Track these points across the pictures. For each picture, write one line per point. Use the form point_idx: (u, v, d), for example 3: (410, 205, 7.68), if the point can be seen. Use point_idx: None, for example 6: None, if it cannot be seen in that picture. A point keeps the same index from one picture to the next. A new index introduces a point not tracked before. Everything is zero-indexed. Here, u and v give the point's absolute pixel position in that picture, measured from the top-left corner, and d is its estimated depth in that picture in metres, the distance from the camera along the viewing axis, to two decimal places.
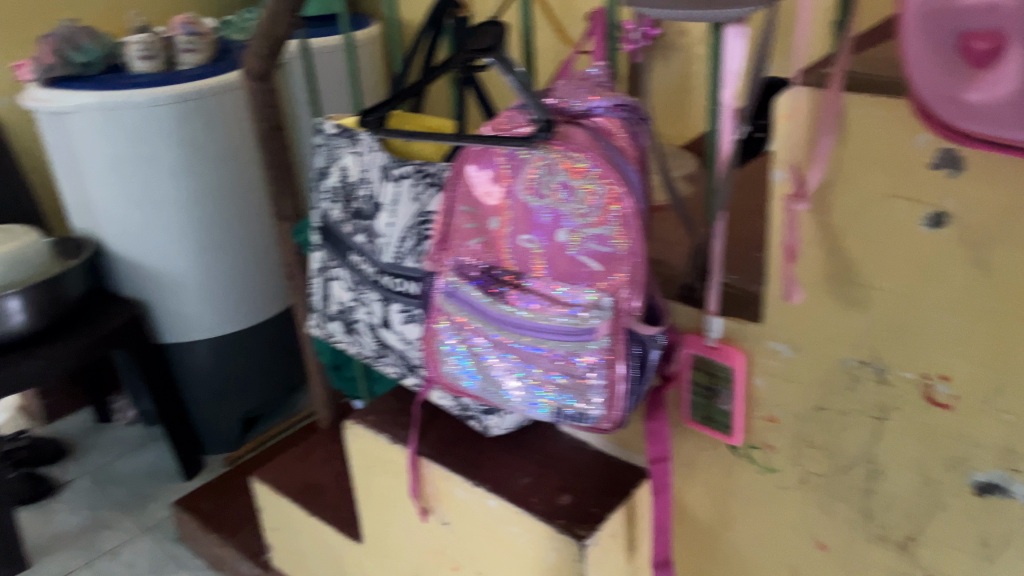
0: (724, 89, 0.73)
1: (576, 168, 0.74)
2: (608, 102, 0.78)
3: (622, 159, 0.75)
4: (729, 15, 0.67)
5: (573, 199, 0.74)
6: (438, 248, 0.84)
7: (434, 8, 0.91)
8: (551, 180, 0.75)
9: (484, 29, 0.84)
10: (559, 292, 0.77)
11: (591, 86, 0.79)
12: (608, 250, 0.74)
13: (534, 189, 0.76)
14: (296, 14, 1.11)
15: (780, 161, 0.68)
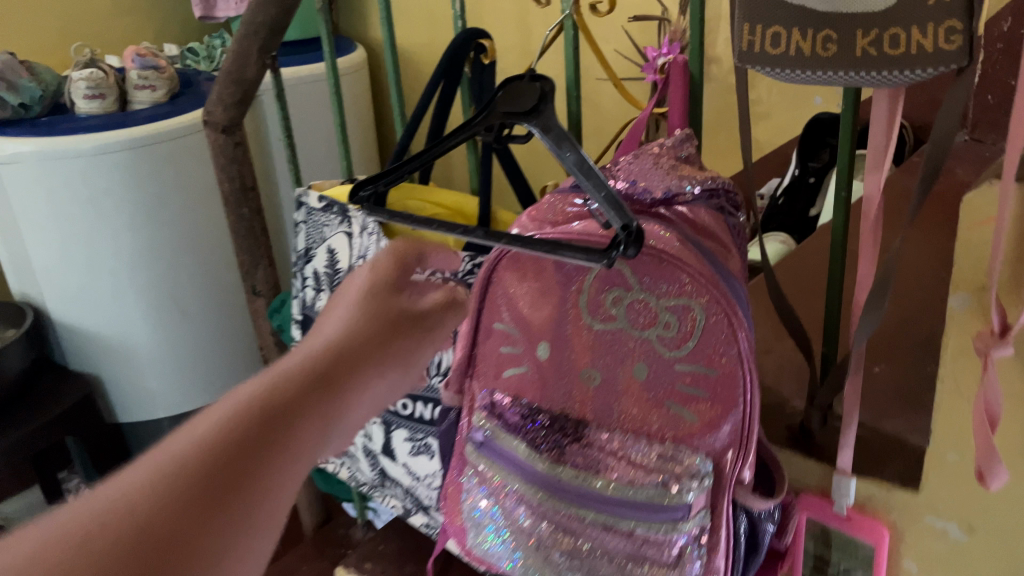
0: (868, 176, 0.52)
1: (664, 284, 0.53)
2: (698, 187, 0.57)
3: (725, 269, 0.55)
4: (892, 80, 0.46)
5: (658, 326, 0.54)
6: (461, 376, 0.64)
7: (448, 54, 0.71)
8: (626, 298, 0.55)
9: (520, 84, 0.63)
10: (636, 450, 0.55)
11: (672, 162, 0.59)
12: (707, 395, 0.53)
13: (602, 310, 0.56)
14: (270, 53, 0.89)
15: (964, 287, 0.48)
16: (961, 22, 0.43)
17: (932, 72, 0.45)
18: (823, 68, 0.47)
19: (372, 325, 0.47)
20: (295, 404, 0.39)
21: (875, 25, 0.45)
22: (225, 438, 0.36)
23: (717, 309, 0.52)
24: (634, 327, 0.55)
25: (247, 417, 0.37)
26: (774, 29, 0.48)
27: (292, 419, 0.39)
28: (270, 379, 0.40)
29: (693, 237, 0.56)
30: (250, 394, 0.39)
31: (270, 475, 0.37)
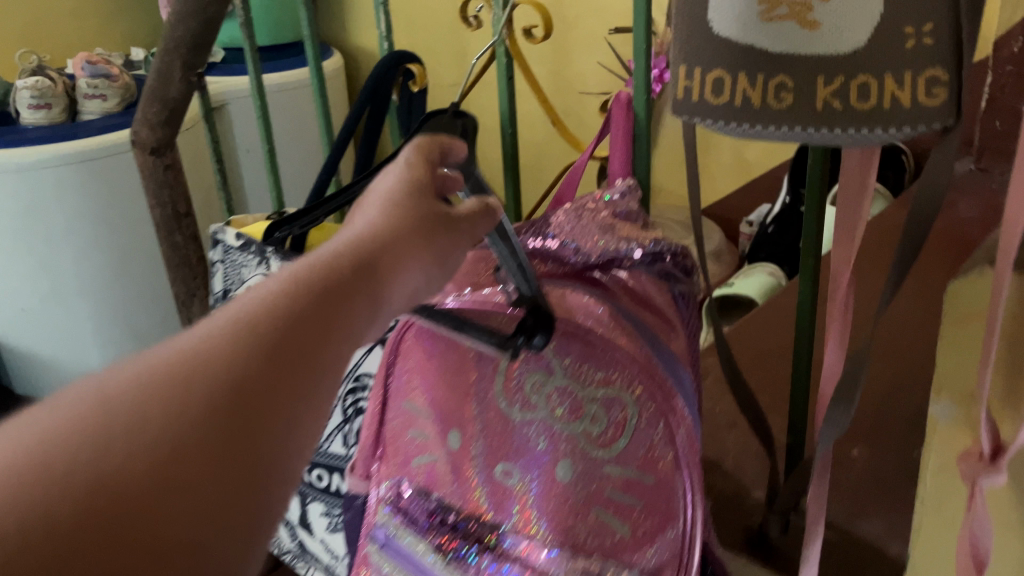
0: (836, 250, 0.43)
1: (590, 372, 0.45)
2: (639, 251, 0.48)
3: (666, 352, 0.46)
4: (861, 140, 0.37)
5: (584, 420, 0.46)
6: (368, 459, 0.55)
7: (372, 78, 0.62)
8: (547, 385, 0.46)
9: (442, 119, 0.54)
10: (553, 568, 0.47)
11: (610, 220, 0.50)
12: (642, 504, 0.45)
13: (519, 397, 0.47)
14: (197, 69, 0.81)
15: (947, 395, 0.39)
16: (946, 69, 0.35)
17: (908, 133, 0.36)
18: (776, 122, 0.38)
19: (409, 216, 0.34)
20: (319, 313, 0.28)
21: (840, 70, 0.36)
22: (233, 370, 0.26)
23: (651, 403, 0.44)
24: (556, 419, 0.46)
25: (255, 338, 0.26)
26: (715, 73, 0.38)
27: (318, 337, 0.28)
28: (282, 285, 0.29)
29: (631, 313, 0.47)
30: (255, 306, 0.28)
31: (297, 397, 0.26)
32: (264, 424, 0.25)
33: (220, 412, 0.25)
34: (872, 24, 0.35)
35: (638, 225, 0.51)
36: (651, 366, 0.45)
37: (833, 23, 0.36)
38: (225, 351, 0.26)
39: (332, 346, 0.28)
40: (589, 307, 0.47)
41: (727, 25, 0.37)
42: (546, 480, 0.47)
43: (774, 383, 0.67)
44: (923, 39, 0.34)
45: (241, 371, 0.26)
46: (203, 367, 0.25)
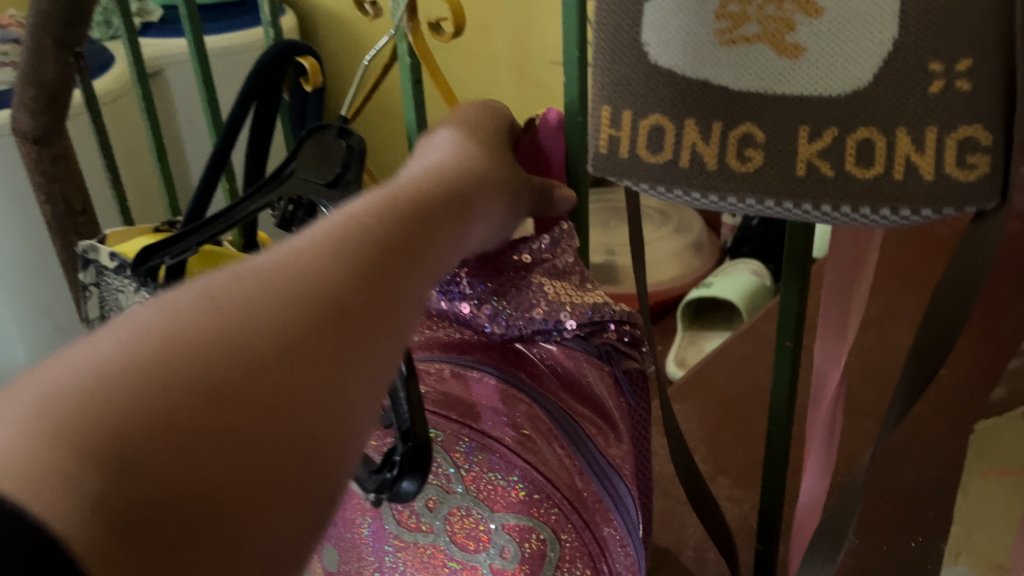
0: (822, 346, 0.33)
1: (506, 487, 0.36)
2: (573, 321, 0.37)
3: (601, 462, 0.36)
4: (859, 221, 0.26)
5: (492, 551, 0.36)
6: None
7: (256, 73, 0.50)
8: (447, 504, 0.37)
9: (323, 139, 0.42)
10: None
11: (537, 279, 0.38)
12: None
13: (410, 516, 0.37)
14: (74, 47, 0.68)
15: None
16: (988, 129, 0.24)
17: (927, 216, 0.25)
18: (737, 191, 0.26)
19: (484, 152, 0.32)
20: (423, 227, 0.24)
21: (832, 119, 0.25)
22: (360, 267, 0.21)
23: (573, 537, 0.36)
24: (457, 545, 0.37)
25: (372, 240, 0.22)
26: (651, 119, 0.26)
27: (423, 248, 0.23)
28: (387, 195, 0.25)
29: (559, 411, 0.37)
30: (359, 210, 0.23)
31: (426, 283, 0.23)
32: (388, 327, 0.21)
33: (348, 307, 0.20)
34: (883, 55, 0.24)
35: (577, 279, 0.40)
36: (581, 490, 0.36)
37: (824, 52, 0.24)
38: (344, 245, 0.21)
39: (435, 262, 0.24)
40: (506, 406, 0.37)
41: (670, 48, 0.26)
42: None
43: (745, 440, 0.56)
44: (956, 82, 0.23)
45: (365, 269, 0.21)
46: (320, 258, 0.21)
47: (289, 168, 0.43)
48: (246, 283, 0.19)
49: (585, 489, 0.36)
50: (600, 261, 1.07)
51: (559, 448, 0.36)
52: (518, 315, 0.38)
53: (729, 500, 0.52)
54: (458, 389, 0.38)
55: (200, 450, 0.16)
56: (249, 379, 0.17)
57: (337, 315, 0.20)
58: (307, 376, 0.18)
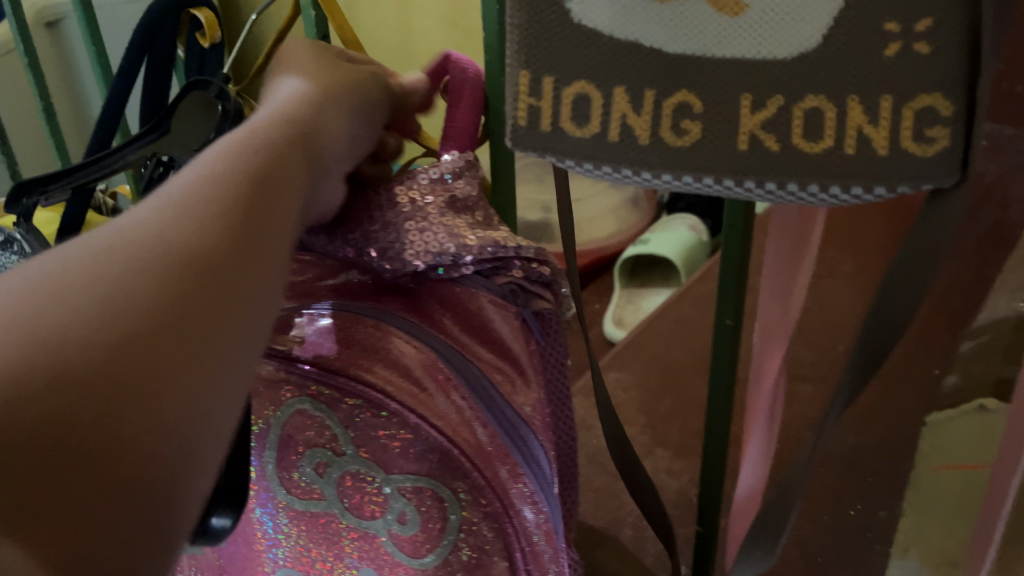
0: (763, 327, 0.31)
1: (400, 445, 0.33)
2: (469, 258, 0.32)
3: (508, 414, 0.33)
4: (805, 201, 0.23)
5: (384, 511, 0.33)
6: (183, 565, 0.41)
7: (145, 24, 0.45)
8: (332, 465, 0.34)
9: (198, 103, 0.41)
10: None
11: (428, 210, 0.33)
12: None
13: (298, 483, 0.34)
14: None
15: None
16: (949, 99, 0.21)
17: (881, 194, 0.22)
18: (671, 168, 0.23)
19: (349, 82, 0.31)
20: (273, 189, 0.23)
21: (776, 86, 0.22)
22: (219, 243, 0.20)
23: (470, 496, 0.33)
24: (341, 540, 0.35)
25: (221, 200, 0.21)
26: (576, 87, 0.23)
27: (281, 190, 0.23)
28: (234, 147, 0.24)
29: (463, 363, 0.33)
30: (208, 172, 0.22)
31: (283, 219, 0.23)
32: (247, 271, 0.20)
33: (199, 265, 0.19)
34: (831, 13, 0.21)
35: (479, 215, 0.34)
36: (487, 447, 0.33)
37: (767, 10, 0.21)
38: (198, 227, 0.20)
39: (292, 207, 0.24)
40: (404, 359, 0.33)
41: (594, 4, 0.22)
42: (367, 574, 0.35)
43: (683, 410, 0.55)
44: (914, 45, 0.21)
45: (220, 242, 0.20)
46: (172, 226, 0.20)
47: (165, 124, 0.41)
48: (95, 256, 0.19)
49: (486, 450, 0.33)
50: (535, 218, 1.04)
51: (459, 399, 0.33)
52: (409, 253, 0.32)
53: (668, 474, 0.50)
54: (352, 335, 0.33)
55: (55, 415, 0.16)
56: (94, 358, 0.17)
57: (185, 281, 0.19)
58: (168, 339, 0.18)
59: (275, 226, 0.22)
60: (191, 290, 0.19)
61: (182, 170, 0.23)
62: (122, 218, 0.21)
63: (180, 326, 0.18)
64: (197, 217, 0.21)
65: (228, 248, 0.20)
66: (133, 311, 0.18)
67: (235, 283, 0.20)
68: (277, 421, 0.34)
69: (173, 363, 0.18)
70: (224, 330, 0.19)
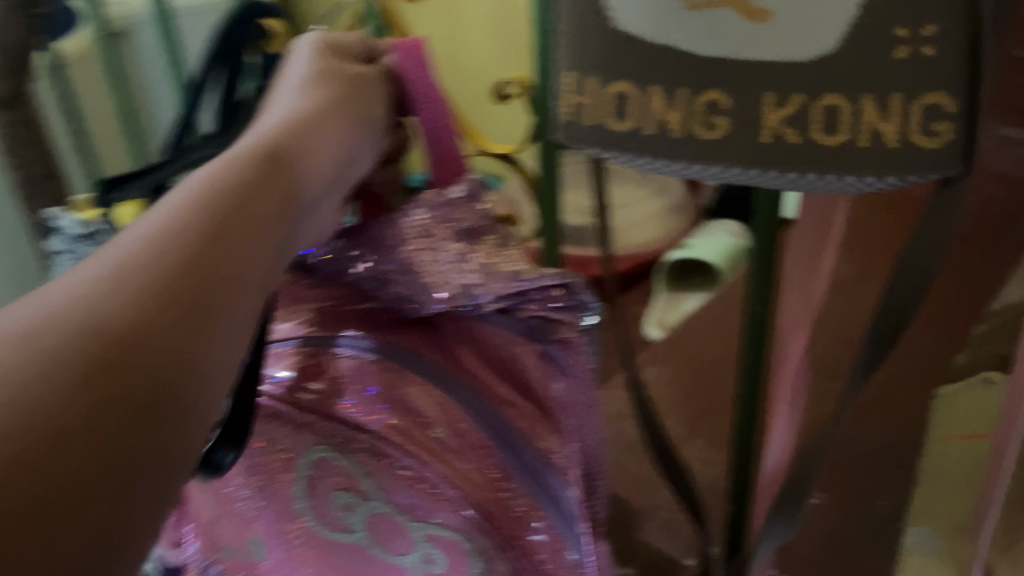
0: None
1: (426, 494, 0.29)
2: (493, 297, 0.29)
3: (532, 460, 0.30)
4: (824, 189, 0.26)
5: (414, 556, 0.30)
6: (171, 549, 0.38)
7: (220, 35, 0.49)
8: (360, 516, 0.30)
9: None
10: None
11: (442, 243, 0.31)
12: None
13: (330, 517, 0.30)
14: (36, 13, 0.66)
15: None
16: (953, 96, 0.23)
17: (893, 182, 0.25)
18: (703, 159, 0.26)
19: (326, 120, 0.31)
20: (229, 241, 0.22)
21: (799, 85, 0.24)
22: (167, 299, 0.19)
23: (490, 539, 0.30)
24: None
25: (168, 260, 0.20)
26: (618, 86, 0.26)
27: (240, 242, 0.23)
28: (189, 200, 0.23)
29: (479, 401, 0.31)
30: (159, 229, 0.21)
31: (239, 275, 0.22)
32: (194, 335, 0.19)
33: (137, 334, 0.18)
34: (846, 21, 0.23)
35: (497, 239, 0.32)
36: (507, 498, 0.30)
37: (794, 17, 0.23)
38: (143, 284, 0.19)
39: (254, 258, 0.23)
40: (420, 407, 0.30)
41: (635, 12, 0.25)
42: None
43: (717, 404, 0.57)
44: (921, 49, 0.23)
45: (168, 298, 0.19)
46: (110, 297, 0.19)
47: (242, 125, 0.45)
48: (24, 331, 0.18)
49: (513, 506, 0.30)
50: (577, 224, 1.06)
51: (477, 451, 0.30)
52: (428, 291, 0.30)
53: (703, 463, 0.52)
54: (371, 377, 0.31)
55: None
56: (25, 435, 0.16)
57: (119, 352, 0.18)
58: (103, 416, 0.17)
59: (228, 285, 0.21)
60: (132, 347, 0.18)
61: (129, 229, 0.22)
62: (60, 288, 0.20)
63: (115, 403, 0.17)
64: (143, 281, 0.20)
65: (175, 301, 0.20)
66: (64, 390, 0.17)
67: (184, 340, 0.19)
68: (300, 466, 0.30)
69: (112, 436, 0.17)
70: (169, 399, 0.18)
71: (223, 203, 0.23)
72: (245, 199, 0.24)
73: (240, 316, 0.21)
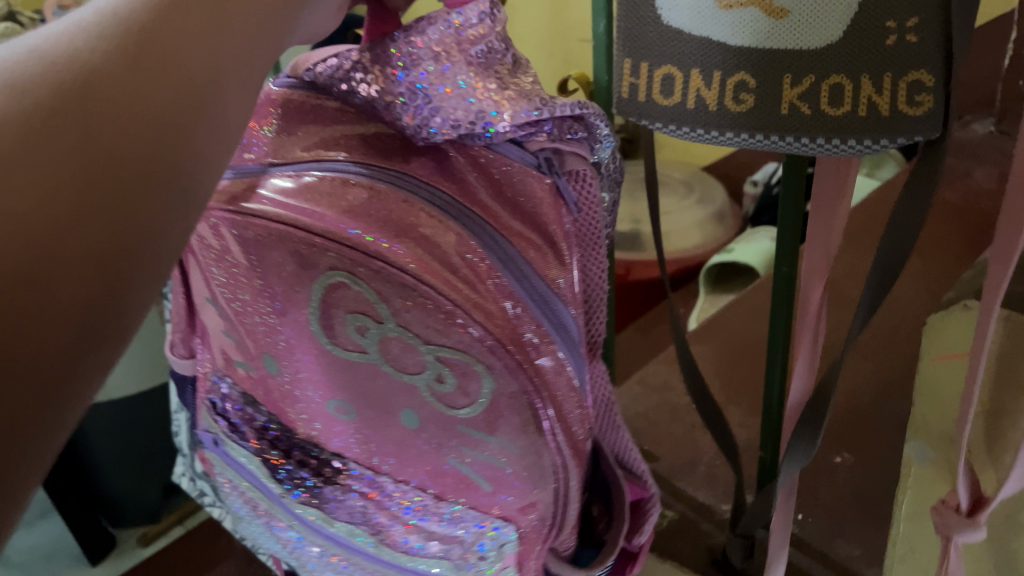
0: (808, 268, 0.39)
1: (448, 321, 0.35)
2: (506, 126, 0.34)
3: (538, 286, 0.36)
4: (830, 152, 0.32)
5: (429, 375, 0.37)
6: (185, 340, 0.50)
7: None
8: (376, 332, 0.37)
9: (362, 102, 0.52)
10: (401, 488, 0.43)
11: (454, 65, 0.34)
12: (496, 467, 0.39)
13: (339, 334, 0.38)
14: None
15: None
16: (932, 74, 0.29)
17: (885, 145, 0.31)
18: (732, 128, 0.32)
19: None
20: (182, 30, 0.24)
21: (809, 67, 0.30)
22: (113, 123, 0.22)
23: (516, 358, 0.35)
24: (373, 418, 0.41)
25: (117, 52, 0.23)
26: (663, 70, 0.33)
27: (196, 32, 0.25)
28: None
29: (483, 227, 0.36)
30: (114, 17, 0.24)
31: (192, 62, 0.24)
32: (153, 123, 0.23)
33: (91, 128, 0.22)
34: (848, 15, 0.29)
35: (506, 61, 0.36)
36: (515, 315, 0.35)
37: (804, 13, 0.30)
38: (96, 73, 0.23)
39: (217, 44, 0.25)
40: (434, 236, 0.35)
41: (679, 12, 0.32)
42: (368, 413, 0.41)
43: (753, 379, 0.62)
44: (906, 36, 0.29)
45: (115, 118, 0.22)
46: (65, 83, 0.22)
47: None
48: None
49: (523, 331, 0.36)
50: (626, 230, 1.13)
51: (490, 275, 0.35)
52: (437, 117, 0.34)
53: (739, 427, 0.58)
54: (384, 205, 0.36)
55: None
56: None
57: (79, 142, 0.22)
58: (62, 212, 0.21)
59: (182, 70, 0.24)
60: (90, 168, 0.22)
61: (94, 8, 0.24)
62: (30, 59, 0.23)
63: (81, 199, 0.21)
64: (93, 69, 0.23)
65: (132, 105, 0.23)
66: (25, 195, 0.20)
67: (150, 136, 0.23)
68: (316, 287, 0.38)
69: (74, 225, 0.21)
70: (146, 176, 0.22)
71: (159, 11, 0.24)
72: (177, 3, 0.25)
73: (211, 116, 0.24)
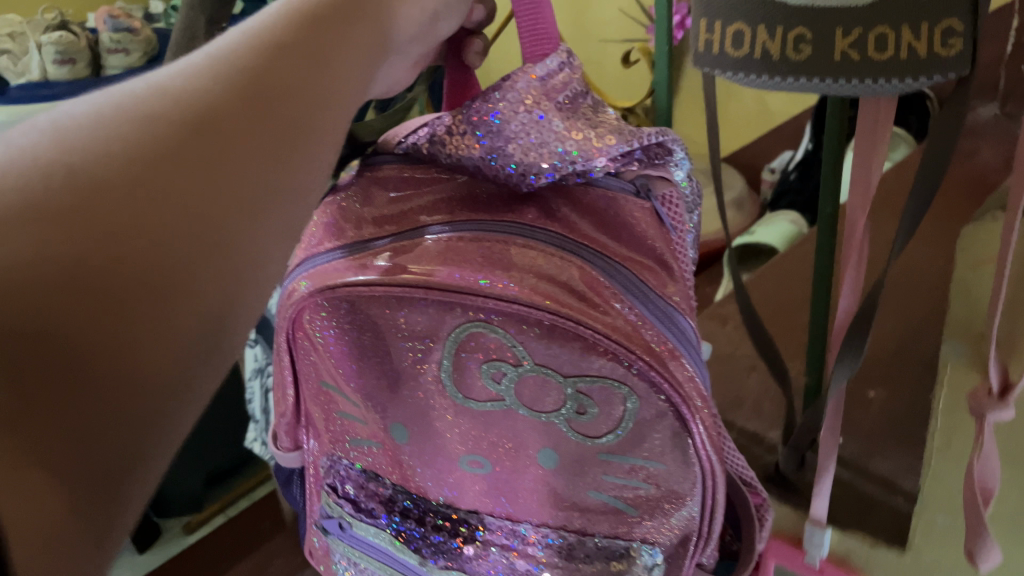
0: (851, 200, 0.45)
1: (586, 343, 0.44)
2: (604, 159, 0.45)
3: (661, 305, 0.45)
4: (876, 91, 0.38)
5: (568, 407, 0.46)
6: (292, 437, 0.62)
7: None
8: (514, 375, 0.46)
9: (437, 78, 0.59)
10: (524, 533, 0.54)
11: (546, 111, 0.44)
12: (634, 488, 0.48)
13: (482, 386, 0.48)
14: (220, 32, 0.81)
15: None
16: (961, 20, 0.36)
17: (922, 82, 0.37)
18: (793, 74, 0.39)
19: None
20: (279, 88, 0.31)
21: (859, 19, 0.36)
22: (218, 164, 0.28)
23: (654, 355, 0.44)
24: (508, 464, 0.51)
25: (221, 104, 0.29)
26: (735, 27, 0.39)
27: (288, 93, 0.31)
28: (255, 47, 0.32)
29: (602, 261, 0.45)
30: (219, 75, 0.30)
31: (286, 118, 0.31)
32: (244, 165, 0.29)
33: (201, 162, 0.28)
34: None
35: (587, 102, 0.47)
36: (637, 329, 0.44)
37: None
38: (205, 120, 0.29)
39: (304, 104, 0.31)
40: (557, 275, 0.44)
41: None
42: (495, 471, 0.52)
43: (789, 329, 0.69)
44: None
45: (217, 160, 0.28)
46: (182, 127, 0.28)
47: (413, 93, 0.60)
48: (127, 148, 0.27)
49: (657, 346, 0.44)
50: None
51: (617, 306, 0.44)
52: (543, 160, 0.44)
53: None
54: (506, 256, 0.45)
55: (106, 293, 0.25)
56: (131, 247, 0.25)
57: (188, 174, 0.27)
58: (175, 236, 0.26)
59: (275, 122, 0.30)
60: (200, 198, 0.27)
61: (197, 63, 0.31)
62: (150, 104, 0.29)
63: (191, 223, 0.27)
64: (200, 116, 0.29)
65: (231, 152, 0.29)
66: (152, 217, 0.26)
67: (241, 181, 0.29)
68: (454, 338, 0.47)
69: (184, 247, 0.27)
70: (238, 212, 0.28)
71: (255, 71, 0.31)
72: (282, 55, 0.32)
73: (294, 170, 0.31)
